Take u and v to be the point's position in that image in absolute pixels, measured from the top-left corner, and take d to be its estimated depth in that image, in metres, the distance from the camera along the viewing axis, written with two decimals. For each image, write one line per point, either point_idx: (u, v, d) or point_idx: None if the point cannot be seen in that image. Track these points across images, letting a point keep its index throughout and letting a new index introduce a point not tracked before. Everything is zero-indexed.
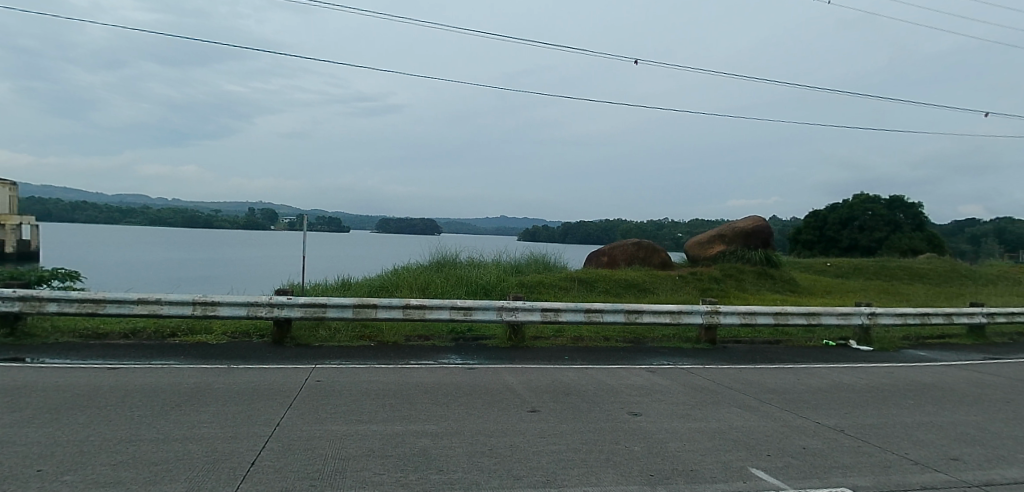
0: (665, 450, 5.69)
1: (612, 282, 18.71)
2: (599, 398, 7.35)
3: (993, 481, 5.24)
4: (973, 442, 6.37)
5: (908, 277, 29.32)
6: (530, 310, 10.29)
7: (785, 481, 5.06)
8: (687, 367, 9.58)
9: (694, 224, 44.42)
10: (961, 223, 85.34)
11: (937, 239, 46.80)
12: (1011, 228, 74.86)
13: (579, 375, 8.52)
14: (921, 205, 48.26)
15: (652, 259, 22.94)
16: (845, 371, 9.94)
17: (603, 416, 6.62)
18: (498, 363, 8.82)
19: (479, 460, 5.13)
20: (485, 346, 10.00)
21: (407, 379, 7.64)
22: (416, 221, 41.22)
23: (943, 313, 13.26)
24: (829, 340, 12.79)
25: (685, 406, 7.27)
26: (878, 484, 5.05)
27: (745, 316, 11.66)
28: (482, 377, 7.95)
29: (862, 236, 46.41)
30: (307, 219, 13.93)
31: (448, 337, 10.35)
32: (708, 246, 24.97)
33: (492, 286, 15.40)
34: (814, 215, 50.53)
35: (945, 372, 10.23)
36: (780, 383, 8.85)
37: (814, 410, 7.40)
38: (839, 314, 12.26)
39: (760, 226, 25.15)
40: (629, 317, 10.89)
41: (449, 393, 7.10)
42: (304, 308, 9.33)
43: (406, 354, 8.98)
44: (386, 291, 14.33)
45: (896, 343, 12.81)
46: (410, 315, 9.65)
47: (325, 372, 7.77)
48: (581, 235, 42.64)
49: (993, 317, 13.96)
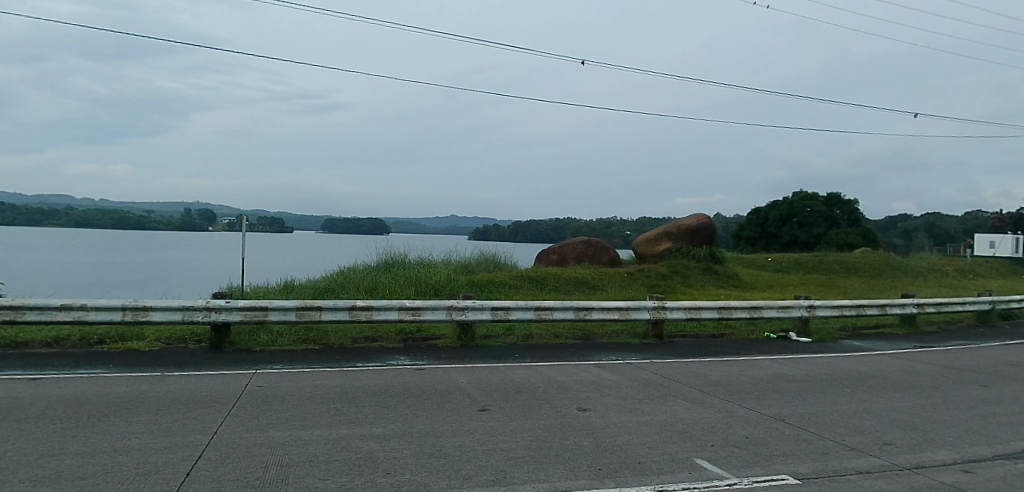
0: (614, 444, 5.73)
1: (561, 279, 18.85)
2: (549, 395, 7.36)
3: (923, 463, 5.49)
4: (904, 426, 6.68)
5: (844, 271, 30.61)
6: (480, 309, 10.21)
7: (728, 470, 5.18)
8: (635, 362, 9.71)
9: (641, 222, 45.16)
10: (892, 217, 89.71)
11: (871, 233, 48.95)
12: (938, 223, 78.97)
13: (529, 373, 8.52)
14: (856, 202, 50.36)
15: (601, 257, 23.20)
16: (785, 362, 10.27)
17: (553, 412, 6.64)
18: (447, 363, 8.73)
19: (428, 461, 5.05)
20: (434, 346, 9.87)
21: (353, 381, 7.46)
22: (364, 221, 40.65)
23: (877, 304, 13.88)
24: (771, 332, 13.21)
25: (632, 400, 7.36)
26: (817, 471, 5.21)
27: (691, 311, 11.92)
28: (430, 378, 7.85)
29: (801, 232, 48.21)
30: (247, 220, 13.45)
31: (397, 338, 10.19)
32: (654, 243, 25.46)
33: (441, 286, 15.31)
34: (757, 212, 52.18)
35: (878, 360, 10.72)
36: (724, 375, 9.07)
37: (756, 401, 7.61)
38: (779, 307, 12.66)
39: (705, 223, 25.76)
40: (579, 313, 10.99)
41: (397, 395, 6.97)
42: (244, 311, 9.00)
43: (354, 357, 8.80)
44: (331, 293, 14.02)
45: (833, 334, 13.33)
46: (357, 316, 9.44)
47: (267, 377, 7.52)
48: (531, 235, 42.76)
49: (923, 307, 14.68)
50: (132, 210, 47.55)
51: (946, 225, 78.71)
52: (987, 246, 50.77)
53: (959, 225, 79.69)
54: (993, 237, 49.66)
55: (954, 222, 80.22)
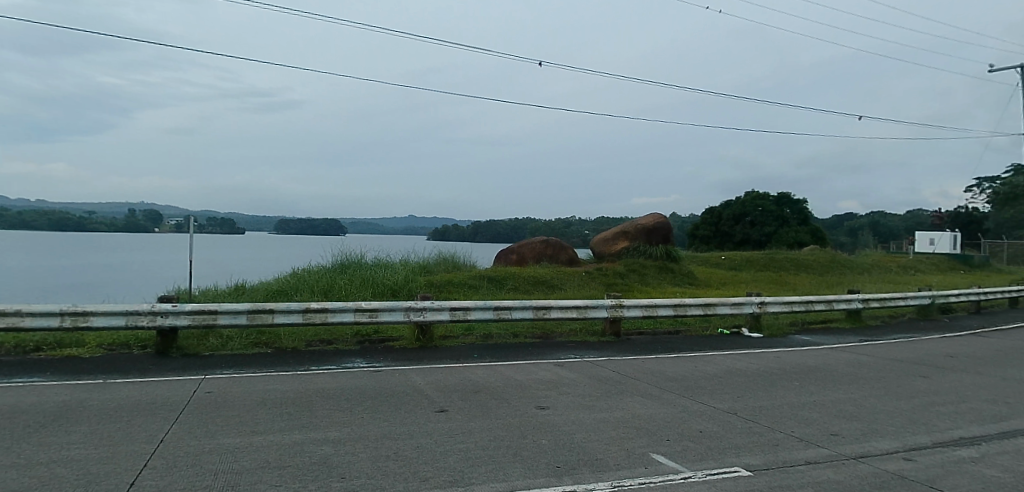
0: (572, 441, 5.76)
1: (520, 279, 18.89)
2: (507, 394, 7.35)
3: (867, 453, 5.69)
4: (850, 417, 6.91)
5: (794, 268, 31.57)
6: (438, 310, 10.13)
7: (683, 464, 5.26)
8: (593, 360, 9.78)
9: (599, 221, 45.59)
10: (839, 216, 92.93)
11: (819, 232, 50.54)
12: (882, 222, 82.18)
13: (488, 372, 8.49)
14: (805, 202, 51.97)
15: (560, 257, 23.34)
16: (738, 357, 10.51)
17: (511, 412, 6.62)
18: (404, 365, 8.63)
19: (384, 464, 4.98)
20: (392, 348, 9.73)
21: (308, 385, 7.31)
22: (319, 221, 39.96)
23: (824, 299, 14.34)
24: (724, 328, 13.51)
25: (590, 398, 7.41)
26: (768, 462, 5.34)
27: (647, 309, 12.10)
28: (387, 380, 7.74)
29: (753, 231, 49.51)
30: (195, 221, 13.03)
31: (353, 340, 10.02)
32: (612, 242, 25.76)
33: (399, 287, 15.16)
34: (711, 212, 53.41)
35: (826, 354, 11.06)
36: (680, 371, 9.22)
37: (710, 396, 7.76)
38: (732, 304, 12.95)
39: (661, 223, 26.19)
40: (537, 313, 11.02)
41: (353, 398, 6.85)
42: (192, 315, 8.72)
43: (308, 360, 8.63)
44: (285, 295, 13.71)
45: (783, 329, 13.71)
46: (311, 319, 9.25)
47: (216, 383, 7.29)
48: (491, 234, 42.72)
49: (867, 302, 15.24)
50: (73, 210, 45.56)
51: (889, 223, 81.99)
52: (927, 243, 53.05)
53: (901, 224, 83.01)
54: (933, 234, 51.86)
55: (896, 220, 83.53)
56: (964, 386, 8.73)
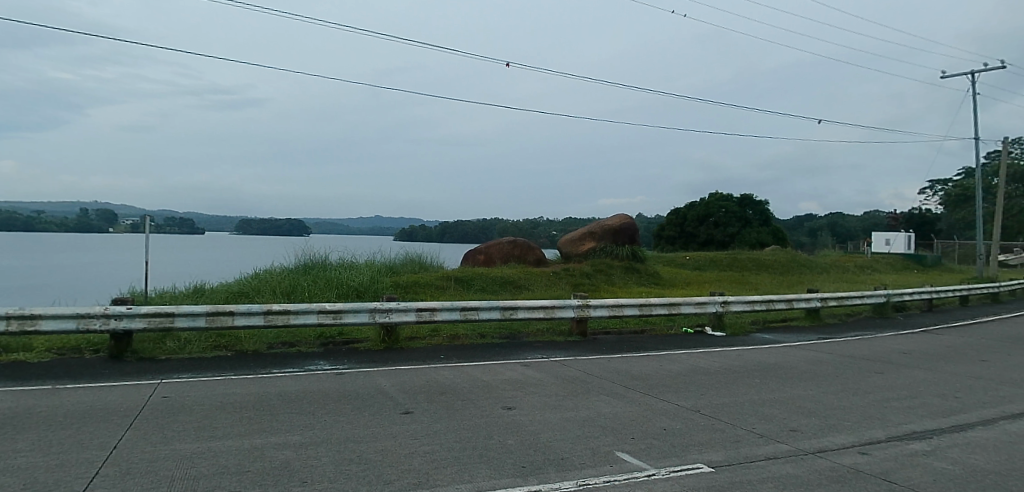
0: (537, 441, 5.77)
1: (488, 279, 18.86)
2: (474, 395, 7.32)
3: (825, 447, 5.83)
4: (809, 413, 7.07)
5: (756, 268, 32.21)
6: (405, 311, 10.02)
7: (647, 461, 5.31)
8: (559, 360, 9.82)
9: (567, 222, 45.82)
10: (799, 217, 95.22)
11: (780, 232, 51.67)
12: (840, 223, 84.46)
13: (454, 373, 8.44)
14: (767, 203, 53.11)
15: (527, 257, 23.40)
16: (702, 356, 10.67)
17: (477, 413, 6.60)
18: (369, 367, 8.52)
19: (347, 467, 4.91)
20: (356, 350, 9.60)
21: (269, 388, 7.18)
22: (282, 221, 39.26)
23: (785, 298, 14.66)
24: (688, 327, 13.72)
25: (557, 397, 7.43)
26: (729, 458, 5.43)
27: (613, 309, 12.20)
28: (351, 382, 7.64)
29: (717, 232, 50.40)
30: (152, 220, 12.67)
31: (316, 342, 9.86)
32: (579, 243, 25.93)
33: (364, 288, 14.99)
34: (676, 212, 54.20)
35: (786, 352, 11.30)
36: (645, 370, 9.32)
37: (674, 394, 7.86)
38: (696, 303, 13.15)
39: (627, 224, 26.45)
40: (505, 313, 11.01)
41: (315, 401, 6.74)
42: (147, 318, 8.47)
43: (271, 363, 8.47)
44: (246, 297, 13.43)
45: (745, 328, 13.98)
46: (272, 321, 9.08)
47: (173, 387, 7.09)
48: (458, 235, 42.57)
49: (826, 301, 15.64)
50: (20, 209, 43.78)
51: (847, 224, 84.31)
52: (883, 243, 54.72)
53: (858, 225, 85.45)
54: (888, 235, 53.51)
55: (854, 221, 85.95)
56: (917, 382, 9.02)
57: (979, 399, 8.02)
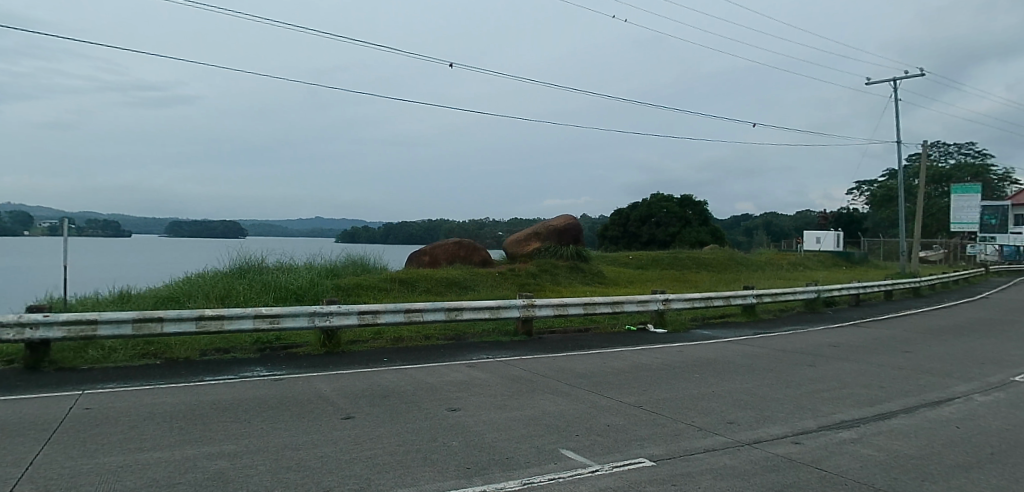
0: (482, 441, 5.73)
1: (432, 281, 18.70)
2: (418, 397, 7.23)
3: (760, 438, 6.02)
4: (745, 405, 7.30)
5: (697, 267, 33.15)
6: (346, 314, 9.81)
7: (591, 457, 5.36)
8: (505, 360, 9.82)
9: (512, 223, 45.93)
10: (736, 216, 98.46)
11: (719, 232, 53.28)
12: (775, 223, 87.93)
13: (398, 376, 8.32)
14: (705, 204, 54.76)
15: (472, 258, 23.34)
16: (644, 352, 10.88)
17: (421, 415, 6.51)
18: (309, 372, 8.30)
19: (285, 475, 4.76)
20: (295, 355, 9.33)
21: (201, 397, 6.89)
22: (217, 224, 37.85)
23: (722, 295, 15.12)
24: (631, 325, 13.98)
25: (502, 397, 7.41)
26: (670, 452, 5.54)
27: (558, 308, 12.31)
28: (290, 388, 7.42)
29: (658, 232, 51.59)
30: (73, 222, 11.96)
31: (252, 348, 9.54)
32: (524, 243, 26.04)
33: (304, 291, 14.61)
34: (619, 213, 55.23)
35: (724, 347, 11.66)
36: (589, 368, 9.42)
37: (617, 390, 7.97)
38: (639, 301, 13.40)
39: (571, 224, 26.72)
40: (450, 314, 10.93)
41: (252, 408, 6.51)
42: (66, 326, 7.98)
43: (204, 370, 8.15)
44: (177, 302, 12.87)
45: (685, 324, 14.35)
46: (205, 327, 8.73)
47: (97, 397, 6.72)
48: (403, 236, 42.06)
49: (761, 297, 16.22)
50: None
51: (780, 224, 87.85)
52: (813, 241, 57.24)
53: (790, 224, 89.02)
54: (818, 233, 56.01)
55: (787, 221, 89.60)
56: (844, 373, 9.45)
57: (901, 388, 8.48)
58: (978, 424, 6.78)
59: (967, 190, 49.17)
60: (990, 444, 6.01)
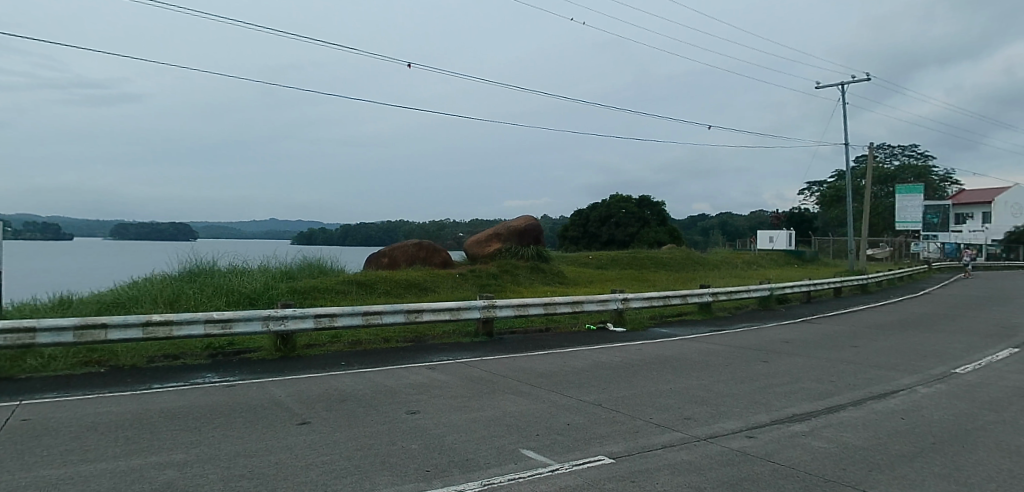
0: (442, 444, 5.68)
1: (391, 282, 18.50)
2: (376, 401, 7.12)
3: (716, 433, 6.14)
4: (701, 402, 7.43)
5: (655, 266, 33.67)
6: (301, 318, 9.61)
7: (551, 457, 5.37)
8: (465, 361, 9.77)
9: (472, 224, 45.81)
10: (693, 217, 100.49)
11: (676, 232, 54.23)
12: (730, 223, 90.03)
13: (356, 380, 8.19)
14: (663, 204, 55.67)
15: (432, 259, 23.21)
16: (603, 351, 10.97)
17: (380, 419, 6.41)
18: (263, 377, 8.10)
19: (237, 484, 4.62)
20: (249, 360, 9.09)
21: (148, 405, 6.64)
22: (167, 226, 36.69)
23: (680, 294, 15.38)
24: (591, 324, 14.11)
25: (462, 399, 7.37)
26: (629, 449, 5.58)
27: (518, 308, 12.34)
28: (243, 394, 7.22)
29: (618, 232, 52.24)
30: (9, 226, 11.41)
31: (203, 354, 9.26)
32: (485, 244, 25.96)
33: (258, 294, 14.29)
34: (579, 213, 55.73)
35: (681, 345, 11.85)
36: (549, 368, 9.45)
37: (577, 389, 8.01)
38: (598, 300, 13.52)
39: (532, 225, 26.79)
40: (409, 316, 10.80)
41: (204, 416, 6.31)
42: (3, 334, 7.61)
43: (152, 377, 7.86)
44: (123, 307, 12.42)
45: (644, 323, 14.54)
46: (153, 333, 8.43)
47: (36, 408, 6.42)
48: (361, 238, 41.50)
49: (717, 295, 16.56)
50: None
51: (735, 224, 90.00)
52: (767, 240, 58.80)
53: (745, 224, 91.22)
54: (771, 232, 57.55)
55: (742, 221, 91.85)
56: (797, 368, 9.72)
57: (850, 382, 8.76)
58: (921, 415, 7.05)
59: (911, 191, 51.22)
60: (932, 434, 6.25)
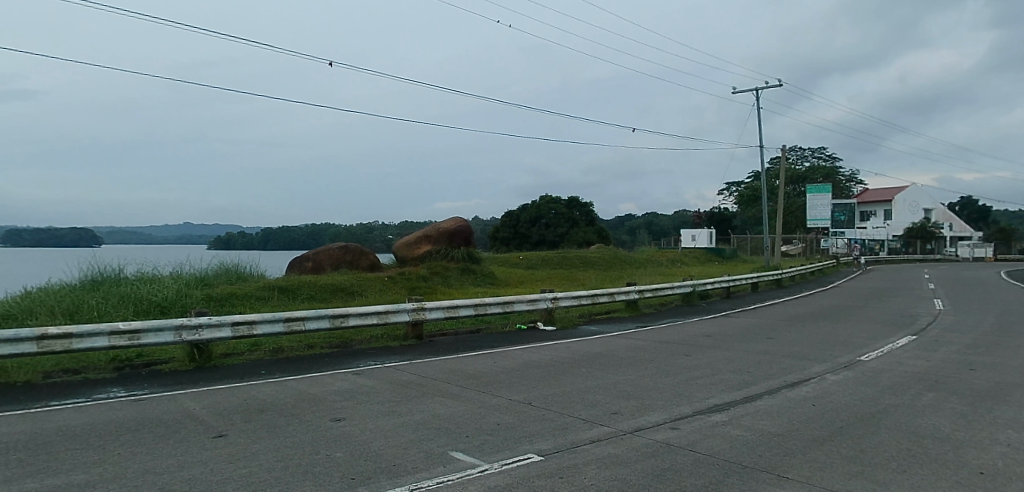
0: (369, 450, 5.54)
1: (316, 287, 17.97)
2: (299, 409, 6.87)
3: (642, 426, 6.28)
4: (628, 396, 7.59)
5: (584, 266, 34.25)
6: (218, 326, 9.14)
7: (479, 457, 5.33)
8: (394, 365, 9.58)
9: (401, 227, 45.13)
10: (620, 217, 103.06)
11: (604, 232, 55.39)
12: (655, 223, 92.90)
13: (278, 389, 7.88)
14: (590, 205, 56.86)
15: (360, 263, 22.71)
16: (534, 350, 11.03)
17: (303, 428, 6.18)
18: (174, 389, 7.65)
19: None
20: (159, 373, 8.57)
21: (44, 424, 6.14)
22: (67, 233, 34.27)
23: (608, 292, 15.70)
24: (522, 323, 14.20)
25: (389, 403, 7.21)
26: (558, 446, 5.62)
27: (449, 310, 12.26)
28: (154, 408, 6.80)
29: (547, 233, 52.81)
30: None
31: (109, 367, 8.67)
32: (415, 246, 25.56)
33: (170, 303, 13.58)
34: (509, 214, 56.10)
35: (609, 341, 12.08)
36: (479, 368, 9.41)
37: (507, 389, 8.01)
38: (528, 300, 13.61)
39: (462, 226, 26.64)
40: (334, 321, 10.50)
41: (110, 433, 5.91)
42: None
43: (48, 394, 7.28)
44: (15, 320, 11.46)
45: (573, 321, 14.75)
46: (49, 347, 7.83)
47: None
48: (284, 241, 40.14)
49: (643, 293, 16.99)
50: None
51: (660, 224, 92.94)
52: (690, 239, 60.95)
53: (669, 223, 94.28)
54: (694, 231, 59.72)
55: (666, 220, 94.94)
56: (717, 360, 10.10)
57: (765, 372, 9.17)
58: (830, 400, 7.46)
59: (820, 191, 54.36)
60: (840, 418, 6.62)
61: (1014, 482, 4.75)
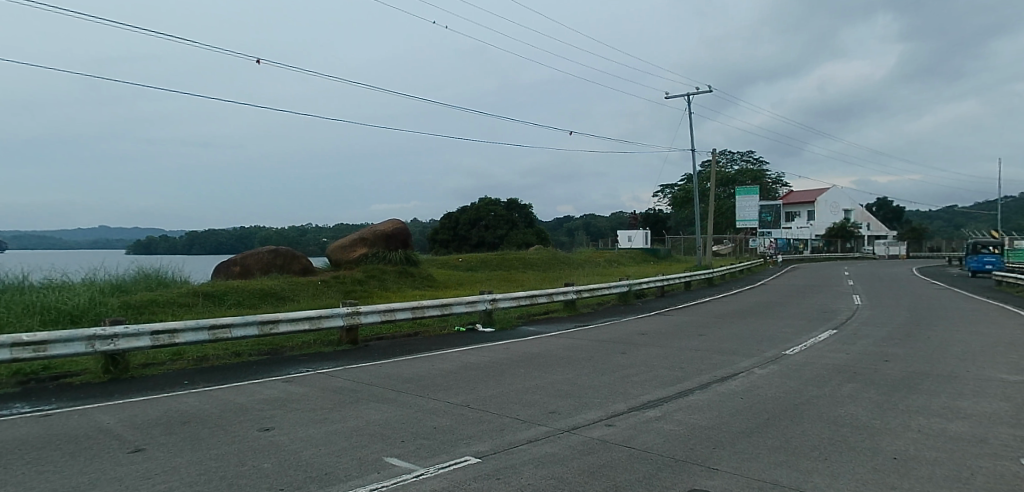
0: (299, 459, 5.34)
1: (245, 293, 17.31)
2: (225, 420, 6.56)
3: (578, 424, 6.32)
4: (565, 395, 7.62)
5: (524, 267, 34.44)
6: (135, 336, 8.62)
7: (415, 462, 5.22)
8: (327, 371, 9.29)
9: (337, 229, 44.16)
10: (558, 220, 104.24)
11: (543, 234, 55.87)
12: (593, 224, 94.48)
13: (201, 399, 7.51)
14: (529, 207, 57.30)
15: (291, 267, 22.02)
16: (472, 352, 10.94)
17: (228, 439, 5.90)
18: (86, 403, 7.17)
19: None
20: (70, 386, 8.03)
21: None
22: None
23: (546, 293, 15.81)
24: (460, 325, 14.09)
25: (322, 411, 6.98)
26: (495, 447, 5.57)
27: (385, 313, 12.04)
28: (63, 424, 6.35)
29: (487, 234, 52.83)
30: None
31: (11, 382, 8.05)
32: (350, 249, 25.03)
33: (82, 311, 12.77)
34: (448, 216, 55.80)
35: (548, 342, 12.12)
36: (416, 372, 9.25)
37: (444, 392, 7.90)
38: (467, 302, 13.53)
39: (399, 228, 26.25)
40: (263, 328, 10.11)
41: (10, 452, 5.46)
42: None
43: None
44: None
45: (512, 322, 14.76)
46: None
47: None
48: (211, 245, 38.51)
49: (580, 293, 17.19)
50: None
51: (598, 224, 94.56)
52: (627, 239, 62.30)
53: (607, 225, 96.07)
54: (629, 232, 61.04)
55: (603, 221, 96.71)
56: (652, 357, 10.33)
57: (697, 368, 9.41)
58: (758, 394, 7.72)
59: (749, 192, 56.51)
60: (768, 410, 6.86)
61: (924, 466, 5.03)
